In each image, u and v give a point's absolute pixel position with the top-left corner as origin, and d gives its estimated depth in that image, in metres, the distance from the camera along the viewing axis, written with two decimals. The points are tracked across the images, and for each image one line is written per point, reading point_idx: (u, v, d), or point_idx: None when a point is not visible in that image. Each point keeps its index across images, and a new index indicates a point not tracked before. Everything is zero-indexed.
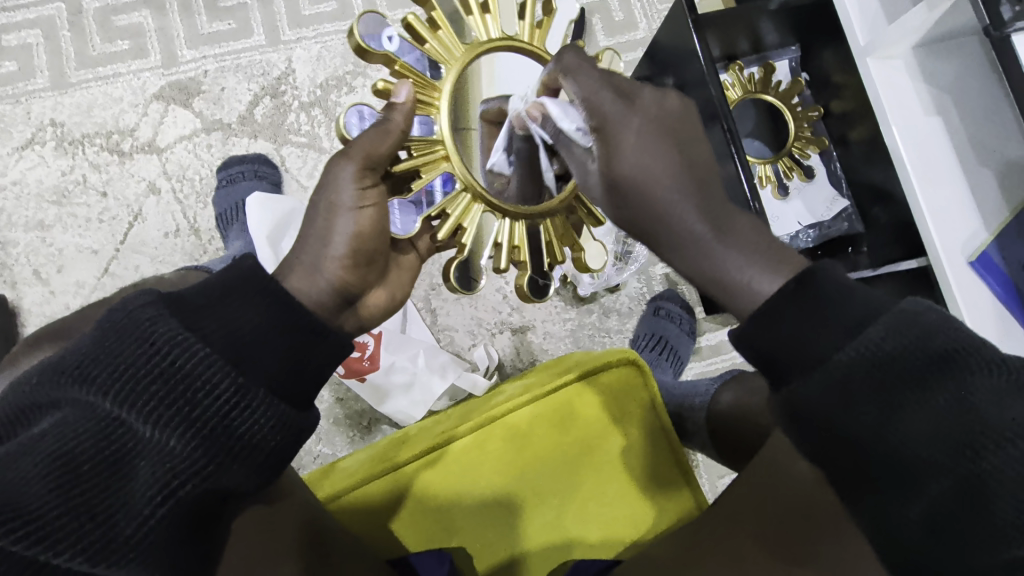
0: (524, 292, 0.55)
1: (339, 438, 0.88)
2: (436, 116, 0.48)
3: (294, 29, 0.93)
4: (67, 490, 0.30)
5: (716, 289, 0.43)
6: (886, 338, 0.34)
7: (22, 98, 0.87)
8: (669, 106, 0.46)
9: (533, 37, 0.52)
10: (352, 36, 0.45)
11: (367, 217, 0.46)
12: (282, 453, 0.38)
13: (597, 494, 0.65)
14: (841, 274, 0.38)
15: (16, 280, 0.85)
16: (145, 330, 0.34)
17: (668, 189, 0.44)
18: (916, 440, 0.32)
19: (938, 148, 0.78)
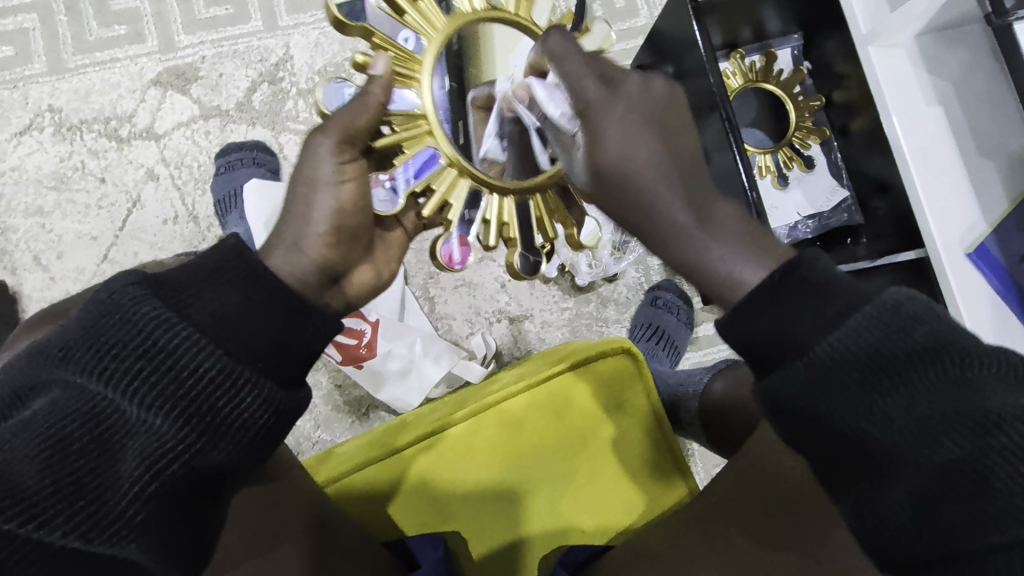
0: (515, 270, 0.53)
1: (338, 424, 0.89)
2: (417, 90, 0.48)
3: (292, 15, 0.93)
4: (57, 469, 0.31)
5: (698, 276, 0.43)
6: (869, 325, 0.34)
7: (20, 83, 0.87)
8: (652, 93, 0.46)
9: (521, 7, 0.50)
10: (329, 8, 0.45)
11: (348, 192, 0.47)
12: (273, 432, 0.39)
13: (589, 478, 0.65)
14: (828, 261, 0.38)
15: (17, 266, 0.85)
16: (128, 312, 0.35)
17: (650, 181, 0.43)
18: (898, 424, 0.33)
19: (938, 138, 0.77)
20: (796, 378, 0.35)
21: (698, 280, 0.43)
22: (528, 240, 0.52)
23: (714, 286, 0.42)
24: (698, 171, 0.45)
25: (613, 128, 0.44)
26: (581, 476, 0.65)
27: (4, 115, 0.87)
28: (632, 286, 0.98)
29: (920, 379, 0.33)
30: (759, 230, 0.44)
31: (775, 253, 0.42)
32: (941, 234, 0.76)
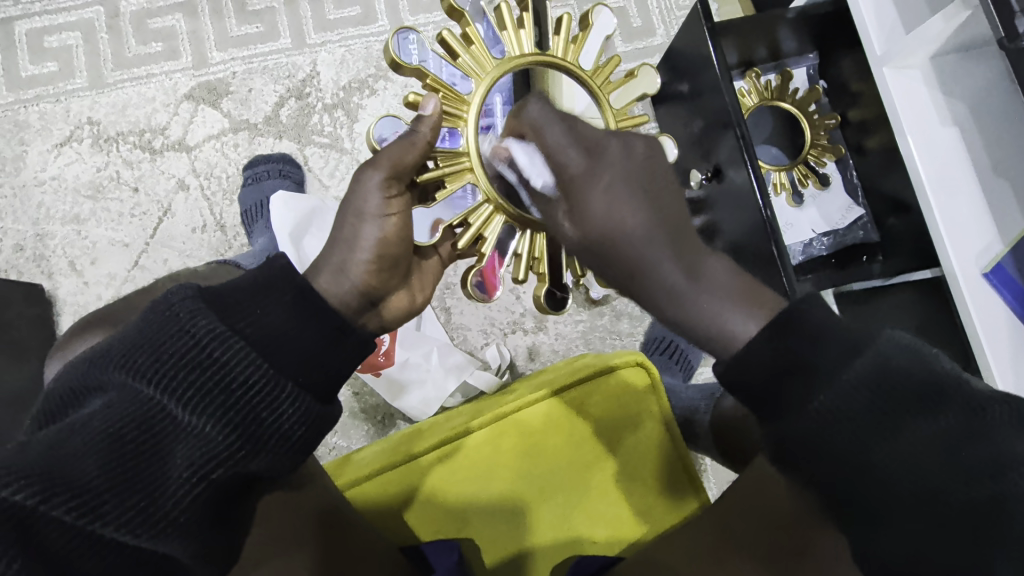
0: (542, 304, 0.56)
1: (355, 431, 0.91)
2: (463, 129, 0.50)
3: (319, 33, 0.96)
4: (114, 466, 0.34)
5: (702, 333, 0.45)
6: (859, 390, 0.35)
7: (62, 97, 0.91)
8: (636, 157, 0.47)
9: (568, 52, 0.53)
10: (387, 51, 0.49)
11: (391, 225, 0.49)
12: (306, 443, 0.41)
13: (603, 494, 0.66)
14: (821, 315, 0.38)
15: (53, 271, 0.89)
16: (186, 323, 0.38)
17: (636, 244, 0.46)
18: (898, 476, 0.34)
19: (954, 159, 0.78)
20: (799, 428, 0.36)
21: (688, 326, 0.46)
22: (556, 276, 0.55)
23: (708, 335, 0.44)
24: (682, 228, 0.47)
25: (601, 195, 0.46)
26: (595, 491, 0.66)
27: (46, 127, 0.91)
28: None
29: (919, 430, 0.34)
30: (754, 283, 0.46)
31: (769, 304, 0.44)
32: (957, 255, 0.76)
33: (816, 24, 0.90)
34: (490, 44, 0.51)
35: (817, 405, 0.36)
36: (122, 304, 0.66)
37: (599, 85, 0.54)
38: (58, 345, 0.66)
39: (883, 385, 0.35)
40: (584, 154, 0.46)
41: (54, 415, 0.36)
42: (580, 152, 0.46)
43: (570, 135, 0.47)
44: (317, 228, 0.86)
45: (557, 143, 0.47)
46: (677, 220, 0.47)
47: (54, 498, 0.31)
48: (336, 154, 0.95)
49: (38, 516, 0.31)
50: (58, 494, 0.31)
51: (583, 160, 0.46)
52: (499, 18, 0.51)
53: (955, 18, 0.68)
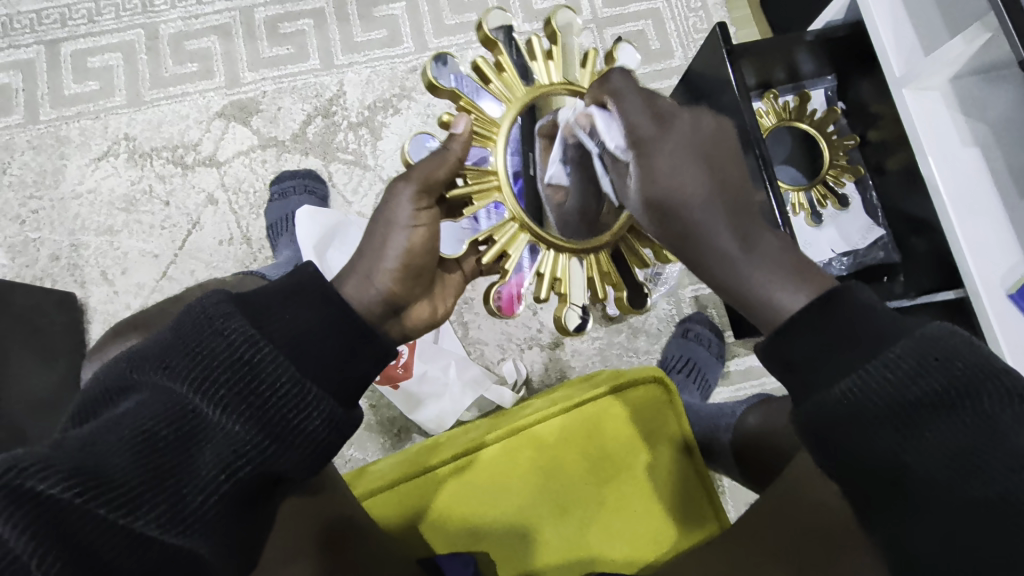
0: (562, 323, 0.55)
1: (371, 444, 0.91)
2: (492, 150, 0.52)
3: (347, 54, 1.00)
4: (146, 463, 0.35)
5: (743, 303, 0.45)
6: (904, 360, 0.36)
7: (101, 114, 0.96)
8: (701, 130, 0.49)
9: (594, 83, 0.55)
10: (425, 73, 0.50)
11: (419, 236, 0.50)
12: (330, 446, 0.41)
13: (620, 510, 0.66)
14: (867, 294, 0.40)
15: (85, 280, 0.92)
16: (219, 325, 0.39)
17: (699, 208, 0.46)
18: (926, 461, 0.35)
19: (975, 179, 0.78)
20: (831, 409, 0.37)
21: (740, 301, 0.46)
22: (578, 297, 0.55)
23: (757, 307, 0.44)
24: (743, 197, 0.48)
25: (665, 161, 0.47)
26: (612, 505, 0.66)
27: (86, 142, 0.95)
28: (663, 317, 0.98)
29: (954, 414, 0.35)
30: (803, 258, 0.46)
31: (818, 280, 0.43)
32: (982, 274, 0.75)
33: (834, 46, 0.91)
34: (520, 71, 0.53)
35: (851, 386, 0.37)
36: (156, 312, 0.68)
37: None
38: (97, 348, 0.68)
39: (906, 371, 0.35)
40: (654, 121, 0.48)
41: (88, 412, 0.38)
42: (651, 119, 0.48)
43: (647, 104, 0.48)
44: (340, 242, 0.88)
45: (633, 113, 0.48)
46: (737, 190, 0.48)
47: (88, 491, 0.32)
48: (360, 170, 0.98)
49: (71, 509, 0.31)
50: (92, 486, 0.32)
51: (653, 126, 0.48)
52: (529, 50, 0.53)
53: (976, 39, 0.70)
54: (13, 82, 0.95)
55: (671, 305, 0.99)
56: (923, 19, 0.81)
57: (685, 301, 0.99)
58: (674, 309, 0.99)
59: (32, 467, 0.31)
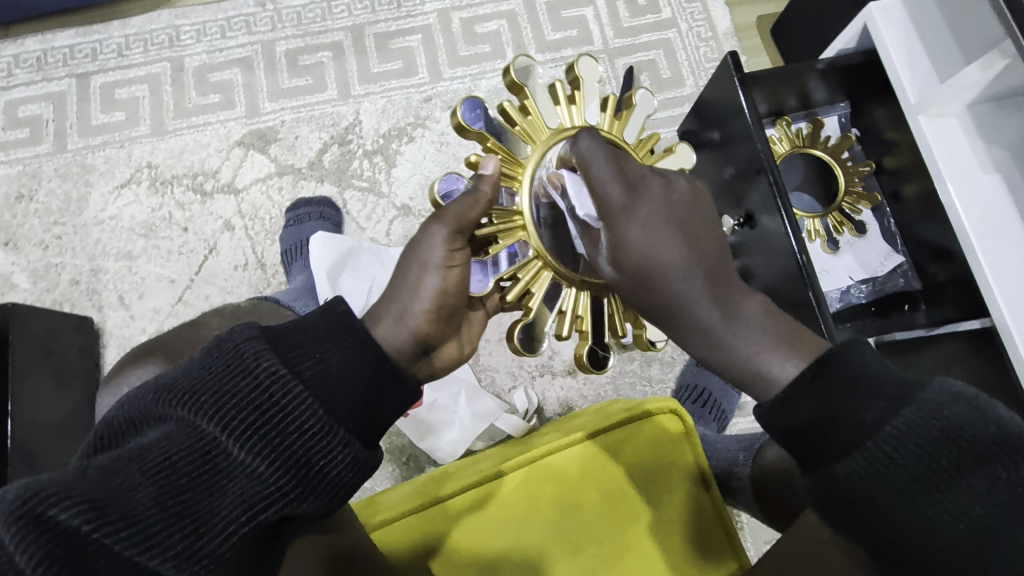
0: (583, 361, 0.55)
1: (380, 472, 0.89)
2: (519, 190, 0.52)
3: (363, 85, 1.02)
4: (167, 499, 0.34)
5: (732, 373, 0.43)
6: (908, 438, 0.35)
7: (126, 143, 0.99)
8: (676, 193, 0.46)
9: (613, 127, 0.55)
10: (454, 114, 0.51)
11: (453, 277, 0.49)
12: (351, 487, 0.41)
13: (637, 548, 0.63)
14: (863, 353, 0.39)
15: (103, 305, 0.93)
16: (250, 363, 0.39)
17: (673, 281, 0.43)
18: (938, 531, 0.35)
19: (999, 206, 0.76)
20: (836, 486, 0.37)
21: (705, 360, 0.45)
22: (600, 334, 0.55)
23: (741, 375, 0.43)
24: (723, 265, 0.45)
25: (638, 230, 0.44)
26: (629, 544, 0.63)
27: (110, 171, 0.97)
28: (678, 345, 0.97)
29: (962, 486, 0.35)
30: (796, 325, 0.44)
31: (811, 345, 0.42)
32: (1007, 303, 0.73)
33: (847, 74, 0.91)
34: (546, 115, 0.53)
35: (860, 464, 0.36)
36: (176, 337, 0.69)
37: (641, 158, 0.56)
38: (115, 370, 0.69)
39: (916, 440, 0.35)
40: (624, 189, 0.45)
41: (110, 441, 0.38)
42: (622, 186, 0.45)
43: (615, 170, 0.46)
44: (353, 268, 0.89)
45: (602, 177, 0.46)
46: (717, 258, 0.45)
47: (107, 526, 0.32)
48: (374, 197, 0.99)
49: (89, 542, 0.31)
50: (112, 522, 0.32)
51: (623, 195, 0.45)
52: (553, 95, 0.53)
53: (993, 65, 0.69)
54: (44, 113, 0.98)
55: None
56: (937, 47, 0.81)
57: None
58: None
59: (53, 497, 0.31)
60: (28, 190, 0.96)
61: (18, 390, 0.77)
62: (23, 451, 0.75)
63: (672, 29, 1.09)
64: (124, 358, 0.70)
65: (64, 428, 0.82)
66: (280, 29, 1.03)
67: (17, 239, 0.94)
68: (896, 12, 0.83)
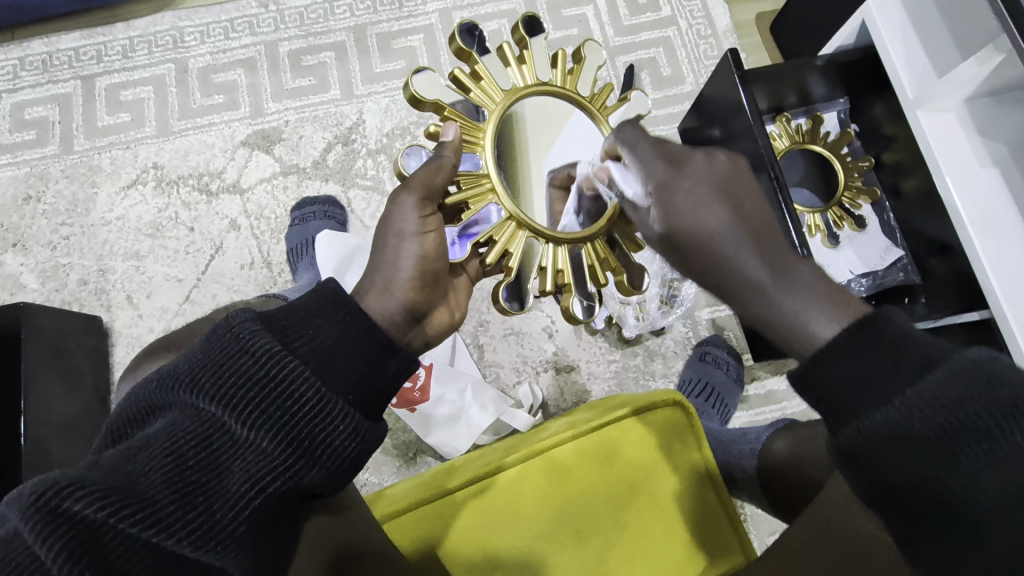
0: (571, 313, 0.58)
1: (387, 467, 0.90)
2: (481, 153, 0.54)
3: (366, 84, 1.03)
4: (177, 480, 0.35)
5: (781, 335, 0.43)
6: (949, 391, 0.35)
7: (132, 144, 0.99)
8: (718, 167, 0.48)
9: (566, 82, 0.58)
10: (407, 88, 0.53)
11: (431, 243, 0.51)
12: (357, 460, 0.42)
13: (641, 537, 0.64)
14: (906, 318, 0.39)
15: (111, 304, 0.94)
16: (246, 343, 0.39)
17: (726, 240, 0.45)
18: (973, 494, 0.34)
19: (996, 200, 0.77)
20: (868, 439, 0.36)
21: (773, 334, 0.44)
22: (583, 284, 0.58)
23: (790, 339, 0.42)
24: (771, 230, 0.46)
25: (685, 201, 0.47)
26: (633, 532, 0.64)
27: (116, 172, 0.98)
28: (679, 339, 0.98)
29: (997, 449, 0.33)
30: (841, 288, 0.44)
31: (854, 309, 0.42)
32: (1005, 296, 0.74)
33: (846, 70, 0.92)
34: (498, 77, 0.55)
35: (898, 417, 0.35)
36: (188, 335, 0.70)
37: (597, 108, 0.58)
38: (130, 366, 0.70)
39: (951, 397, 0.34)
40: (668, 166, 0.48)
41: (120, 432, 0.39)
42: (664, 163, 0.48)
43: (656, 150, 0.49)
44: (359, 264, 0.90)
45: (644, 160, 0.49)
46: (763, 224, 0.46)
47: (121, 511, 0.33)
48: (378, 196, 1.00)
49: (106, 528, 0.32)
50: (126, 507, 0.33)
51: (668, 170, 0.48)
52: (501, 58, 0.56)
53: (989, 61, 0.70)
54: (50, 115, 0.99)
55: (687, 327, 0.99)
56: (934, 43, 0.82)
57: (701, 324, 0.99)
58: (690, 332, 0.99)
59: (67, 487, 0.32)
60: (35, 191, 0.97)
61: (31, 389, 0.78)
62: (36, 450, 0.77)
63: (671, 27, 1.10)
64: (138, 355, 0.71)
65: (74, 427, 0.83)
66: (283, 30, 1.04)
67: (26, 240, 0.95)
68: (894, 8, 0.84)
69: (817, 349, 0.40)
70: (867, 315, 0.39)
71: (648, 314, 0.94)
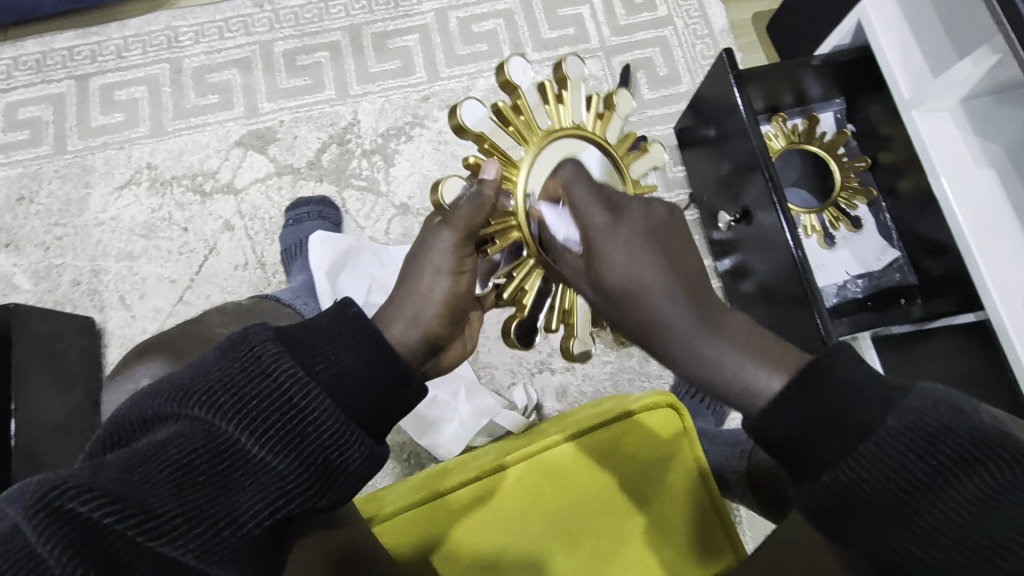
0: (571, 354, 0.56)
1: (380, 469, 0.90)
2: (513, 191, 0.50)
3: (361, 85, 1.03)
4: (185, 495, 0.35)
5: (714, 384, 0.43)
6: (898, 446, 0.35)
7: (126, 144, 0.99)
8: (655, 218, 0.47)
9: (597, 127, 0.54)
10: (453, 116, 0.48)
11: (462, 282, 0.49)
12: (362, 481, 0.43)
13: (636, 540, 0.64)
14: (849, 361, 0.39)
15: (104, 305, 0.93)
16: (269, 365, 0.40)
17: (658, 297, 0.44)
18: (934, 539, 0.34)
19: (990, 201, 0.77)
20: (826, 494, 0.37)
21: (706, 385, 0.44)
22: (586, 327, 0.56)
23: (728, 391, 0.43)
24: (702, 284, 0.45)
25: (621, 249, 0.45)
26: (628, 535, 0.64)
27: (110, 172, 0.98)
28: None
29: (955, 493, 0.34)
30: (772, 336, 0.44)
31: (792, 358, 0.42)
32: (1000, 297, 0.74)
33: (842, 70, 0.91)
34: (538, 114, 0.50)
35: (852, 475, 0.36)
36: (180, 334, 0.69)
37: (621, 157, 0.55)
38: (120, 365, 0.70)
39: (904, 445, 0.35)
40: (607, 211, 0.46)
41: (120, 437, 0.38)
42: (604, 209, 0.46)
43: (596, 194, 0.47)
44: (352, 266, 0.90)
45: (583, 203, 0.47)
46: (696, 277, 0.46)
47: (128, 520, 0.32)
48: (373, 196, 1.00)
49: (110, 536, 0.32)
50: (132, 517, 0.32)
51: (607, 216, 0.46)
52: (542, 93, 0.51)
53: (985, 60, 0.70)
54: (43, 115, 0.99)
55: None
56: (930, 42, 0.81)
57: None
58: None
59: (74, 490, 0.32)
60: (28, 191, 0.96)
61: (22, 390, 0.78)
62: (27, 450, 0.76)
63: (668, 27, 1.09)
64: (129, 353, 0.71)
65: (66, 428, 0.83)
66: (278, 29, 1.04)
67: (19, 240, 0.95)
68: (890, 9, 0.83)
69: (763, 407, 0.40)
70: (802, 368, 0.39)
71: None
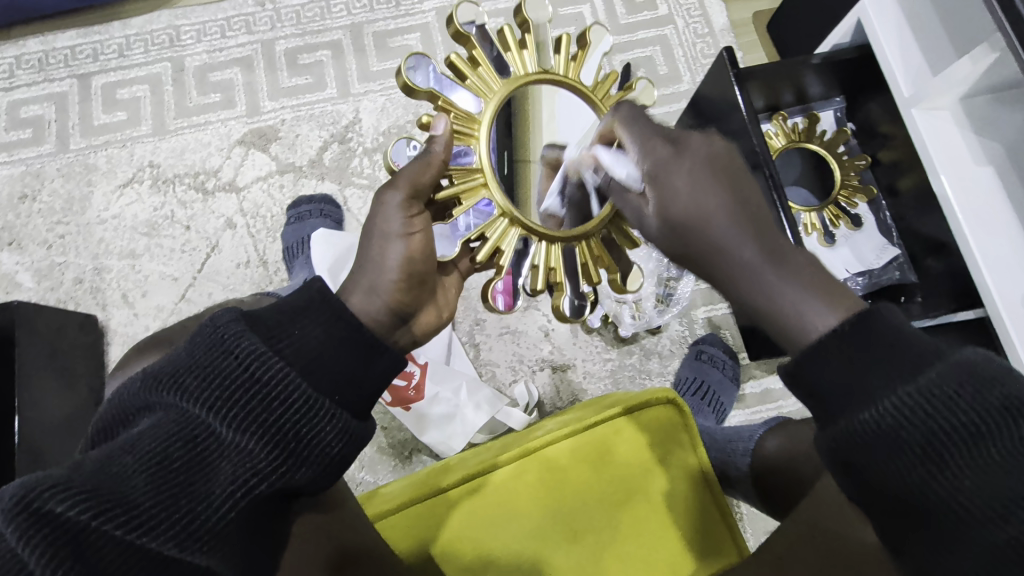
0: (561, 312, 0.56)
1: (382, 466, 0.90)
2: (475, 145, 0.51)
3: (362, 83, 1.03)
4: (161, 484, 0.35)
5: (771, 324, 0.43)
6: (938, 392, 0.35)
7: (127, 143, 0.99)
8: (717, 150, 0.46)
9: (569, 70, 0.53)
10: (398, 75, 0.49)
11: (417, 243, 0.49)
12: (343, 459, 0.42)
13: (633, 534, 0.64)
14: (901, 319, 0.39)
15: (106, 303, 0.94)
16: (231, 345, 0.39)
17: (723, 225, 0.43)
18: (962, 497, 0.34)
19: (990, 199, 0.77)
20: (848, 440, 0.37)
21: (770, 325, 0.43)
22: (576, 284, 0.55)
23: (780, 325, 0.42)
24: (765, 217, 0.44)
25: (681, 179, 0.45)
26: (626, 530, 0.64)
27: (112, 170, 0.98)
28: (676, 338, 0.98)
29: (984, 451, 0.34)
30: (831, 278, 0.43)
31: (846, 302, 0.41)
32: (1001, 295, 0.74)
33: (842, 68, 0.92)
34: (496, 64, 0.51)
35: (882, 417, 0.36)
36: (185, 329, 0.70)
37: (600, 99, 0.54)
38: (123, 363, 0.70)
39: (941, 399, 0.35)
40: (667, 144, 0.47)
41: (105, 434, 0.39)
42: (664, 142, 0.47)
43: (654, 130, 0.48)
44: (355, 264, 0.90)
45: (642, 141, 0.48)
46: (760, 212, 0.45)
47: (106, 513, 0.33)
48: (374, 194, 1.00)
49: (90, 531, 0.32)
50: (109, 509, 0.33)
51: (666, 149, 0.47)
52: (501, 40, 0.51)
53: (984, 58, 0.70)
54: (45, 114, 0.99)
55: (683, 326, 0.99)
56: (930, 41, 0.81)
57: (697, 323, 0.99)
58: (686, 330, 0.99)
59: (50, 489, 0.32)
60: (31, 190, 0.97)
61: (25, 388, 0.78)
62: (31, 447, 0.77)
63: (668, 26, 1.10)
64: (133, 349, 0.72)
65: (69, 424, 0.83)
66: (280, 28, 1.04)
67: (21, 238, 0.95)
68: (890, 7, 0.83)
69: (811, 344, 0.40)
70: (862, 312, 0.39)
71: (644, 312, 0.92)
